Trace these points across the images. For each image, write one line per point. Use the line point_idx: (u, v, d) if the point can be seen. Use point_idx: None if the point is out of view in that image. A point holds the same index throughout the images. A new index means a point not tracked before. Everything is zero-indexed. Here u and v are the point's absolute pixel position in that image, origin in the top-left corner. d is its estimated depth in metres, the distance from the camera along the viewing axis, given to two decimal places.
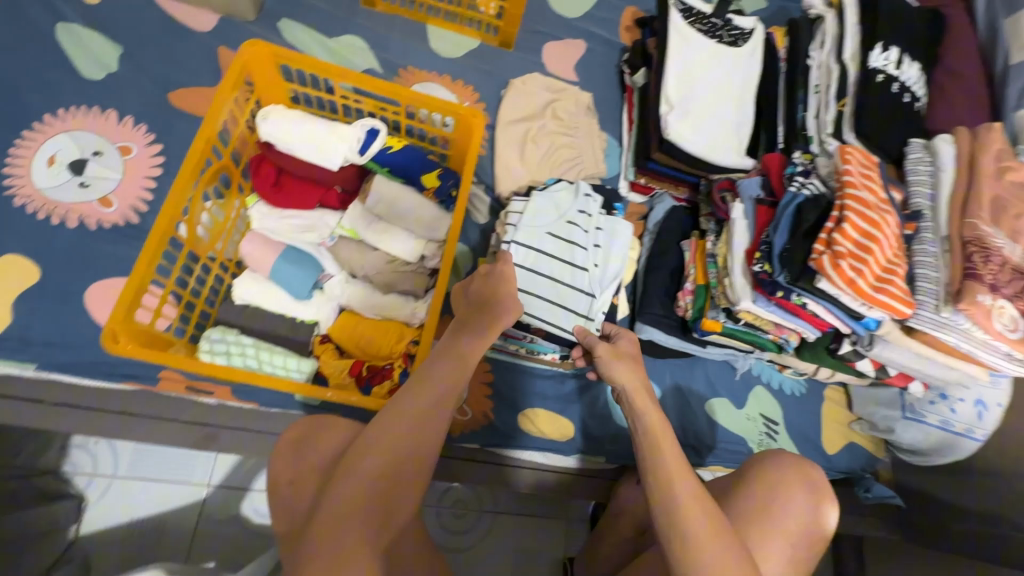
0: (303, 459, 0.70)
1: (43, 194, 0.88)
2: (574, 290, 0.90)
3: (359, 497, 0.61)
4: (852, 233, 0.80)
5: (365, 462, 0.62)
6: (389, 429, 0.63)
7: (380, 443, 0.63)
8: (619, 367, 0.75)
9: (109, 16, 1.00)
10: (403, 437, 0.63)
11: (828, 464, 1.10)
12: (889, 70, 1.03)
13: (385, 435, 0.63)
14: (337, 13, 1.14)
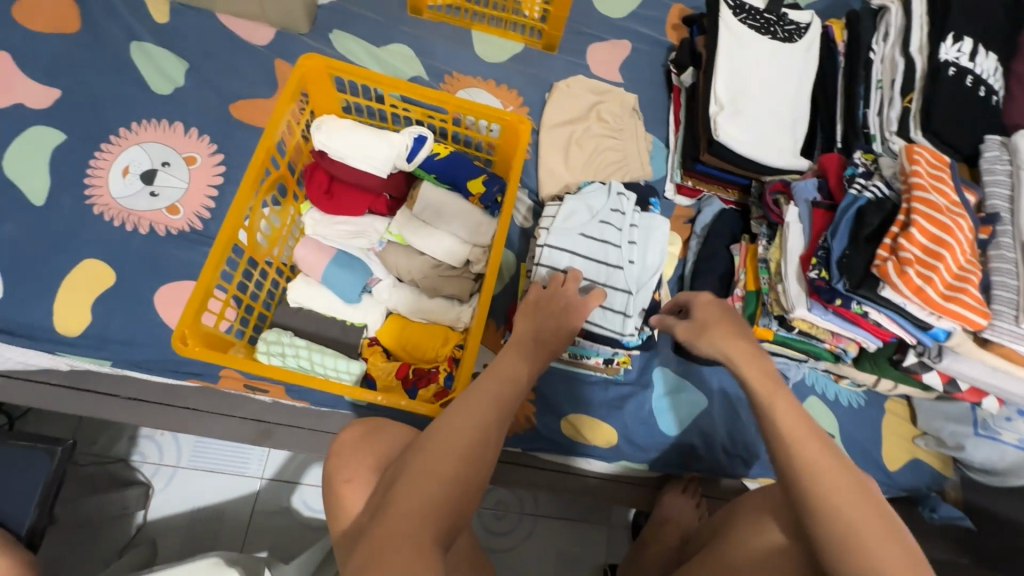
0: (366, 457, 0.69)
1: (118, 202, 0.95)
2: (609, 290, 0.84)
3: (422, 499, 0.54)
4: (920, 238, 0.75)
5: (428, 465, 0.56)
6: (448, 431, 0.58)
7: (439, 444, 0.58)
8: (710, 336, 0.70)
9: (176, 34, 1.06)
10: (462, 438, 0.58)
11: (889, 481, 1.04)
12: (962, 62, 0.96)
13: (445, 436, 0.58)
14: (385, 22, 1.17)
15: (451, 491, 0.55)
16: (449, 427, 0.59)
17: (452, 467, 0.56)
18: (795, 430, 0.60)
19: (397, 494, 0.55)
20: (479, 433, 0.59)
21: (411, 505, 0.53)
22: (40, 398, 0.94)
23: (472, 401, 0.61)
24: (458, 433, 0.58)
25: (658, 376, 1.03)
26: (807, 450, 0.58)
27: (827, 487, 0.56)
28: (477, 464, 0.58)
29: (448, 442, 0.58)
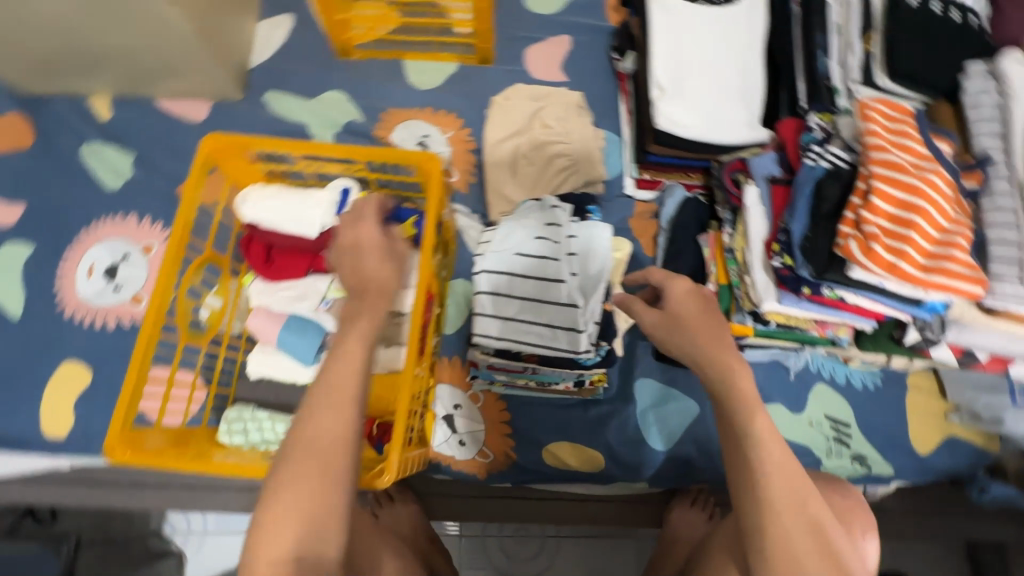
0: None
1: (87, 303, 0.99)
2: (555, 308, 0.77)
3: (290, 519, 0.55)
4: (883, 208, 0.66)
5: (292, 479, 0.57)
6: (300, 438, 0.58)
7: (296, 452, 0.58)
8: (686, 331, 0.65)
9: (120, 127, 1.10)
10: (315, 442, 0.58)
11: (921, 466, 0.93)
12: None
13: (302, 445, 0.58)
14: (315, 71, 1.16)
15: (313, 499, 0.56)
16: (303, 431, 0.59)
17: (312, 472, 0.57)
18: (770, 468, 0.58)
19: (267, 515, 0.56)
20: (332, 435, 0.58)
21: (280, 528, 0.55)
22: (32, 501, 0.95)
23: (324, 400, 0.60)
24: (310, 436, 0.58)
25: (640, 389, 0.96)
26: (778, 492, 0.57)
27: (783, 530, 0.56)
28: (336, 464, 0.58)
29: (303, 450, 0.58)
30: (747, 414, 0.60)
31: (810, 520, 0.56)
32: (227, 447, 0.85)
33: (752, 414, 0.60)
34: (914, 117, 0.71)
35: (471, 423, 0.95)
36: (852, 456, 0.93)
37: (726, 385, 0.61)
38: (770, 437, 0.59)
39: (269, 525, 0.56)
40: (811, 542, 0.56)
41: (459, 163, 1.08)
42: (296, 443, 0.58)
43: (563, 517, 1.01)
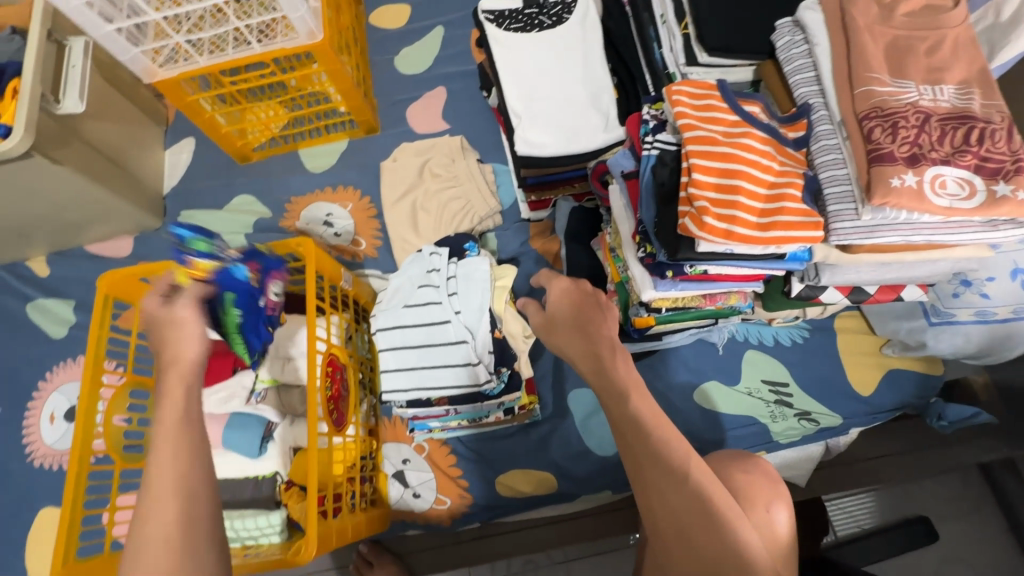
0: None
1: (52, 448, 1.06)
2: (446, 349, 0.81)
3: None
4: (708, 179, 0.68)
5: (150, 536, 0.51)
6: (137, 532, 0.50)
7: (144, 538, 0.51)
8: (564, 337, 0.60)
9: (59, 279, 1.19)
10: (158, 522, 0.51)
11: (871, 408, 0.92)
12: None
13: (148, 530, 0.51)
14: (223, 182, 1.25)
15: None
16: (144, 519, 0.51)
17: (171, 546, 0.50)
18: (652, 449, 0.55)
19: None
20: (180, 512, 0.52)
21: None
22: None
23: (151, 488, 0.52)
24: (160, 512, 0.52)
25: (574, 400, 0.97)
26: (660, 475, 0.55)
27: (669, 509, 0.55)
28: (196, 533, 0.52)
29: (147, 537, 0.51)
30: (625, 401, 0.56)
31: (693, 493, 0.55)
32: None
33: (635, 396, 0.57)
34: (718, 88, 0.73)
35: (421, 473, 0.97)
36: (797, 415, 0.92)
37: (604, 371, 0.57)
38: (652, 416, 0.57)
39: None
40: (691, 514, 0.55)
41: (364, 231, 1.15)
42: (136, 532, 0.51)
43: (545, 541, 1.01)
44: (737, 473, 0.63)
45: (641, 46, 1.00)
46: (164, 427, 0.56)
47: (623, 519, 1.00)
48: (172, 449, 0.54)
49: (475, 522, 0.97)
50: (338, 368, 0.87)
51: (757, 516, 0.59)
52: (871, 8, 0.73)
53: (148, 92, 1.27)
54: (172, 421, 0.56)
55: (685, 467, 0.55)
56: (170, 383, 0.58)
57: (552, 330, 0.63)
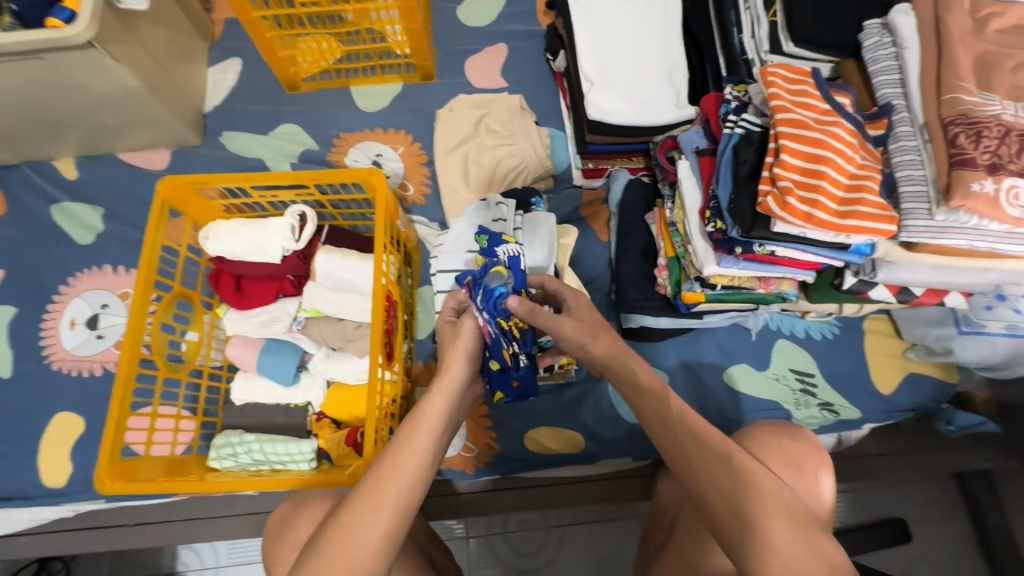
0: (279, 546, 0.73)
1: (72, 354, 1.03)
2: None
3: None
4: (794, 162, 0.70)
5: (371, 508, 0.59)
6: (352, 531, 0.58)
7: (336, 547, 0.57)
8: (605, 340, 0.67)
9: (88, 185, 1.15)
10: (358, 542, 0.57)
11: (888, 406, 0.97)
12: None
13: (341, 543, 0.57)
14: (270, 108, 1.22)
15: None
16: (349, 525, 0.58)
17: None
18: (691, 438, 0.61)
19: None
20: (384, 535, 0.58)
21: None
22: (41, 547, 0.98)
23: (375, 491, 0.60)
24: (360, 534, 0.58)
25: None
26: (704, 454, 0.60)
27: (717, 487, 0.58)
28: (377, 567, 0.57)
29: (343, 546, 0.57)
30: (663, 400, 0.64)
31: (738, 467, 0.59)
32: (217, 470, 0.89)
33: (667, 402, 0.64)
34: (812, 76, 0.77)
35: None
36: (819, 404, 0.96)
37: (630, 380, 0.66)
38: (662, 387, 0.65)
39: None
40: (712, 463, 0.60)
41: (413, 177, 1.14)
42: (343, 536, 0.58)
43: (560, 499, 1.01)
44: (785, 441, 0.67)
45: (718, 29, 1.00)
46: (410, 444, 0.63)
47: (636, 486, 1.02)
48: (406, 466, 0.62)
49: (496, 473, 0.99)
50: (392, 304, 0.88)
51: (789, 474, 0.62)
52: (965, 20, 0.75)
53: (198, 4, 1.22)
54: (423, 441, 0.63)
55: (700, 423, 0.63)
56: (433, 402, 0.66)
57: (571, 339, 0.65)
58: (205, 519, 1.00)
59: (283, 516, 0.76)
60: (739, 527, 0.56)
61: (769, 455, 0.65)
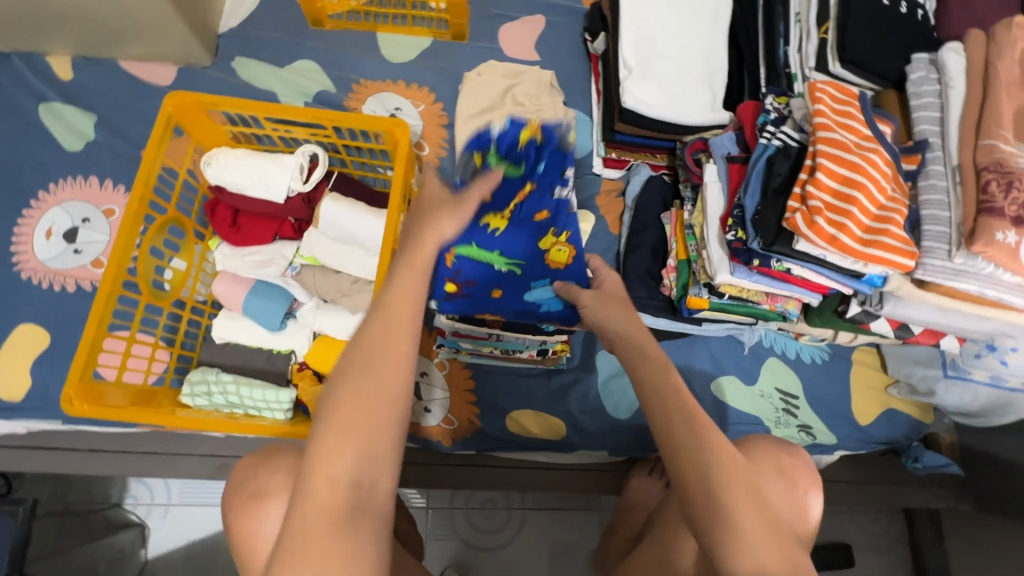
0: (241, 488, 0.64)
1: (45, 265, 0.97)
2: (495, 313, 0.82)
3: (342, 452, 0.48)
4: (828, 182, 0.70)
5: (348, 402, 0.49)
6: (369, 357, 0.51)
7: (357, 374, 0.51)
8: (609, 314, 0.69)
9: (83, 89, 1.07)
10: (377, 366, 0.51)
11: (863, 436, 0.99)
12: None
13: (363, 372, 0.51)
14: (288, 40, 1.15)
15: (373, 437, 0.49)
16: (367, 352, 0.51)
17: (376, 404, 0.50)
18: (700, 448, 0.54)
19: (319, 441, 0.49)
20: (399, 358, 0.51)
21: (333, 452, 0.48)
22: None
23: (386, 316, 0.53)
24: (377, 358, 0.51)
25: (601, 359, 1.01)
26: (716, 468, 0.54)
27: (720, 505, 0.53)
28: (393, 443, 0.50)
29: (365, 372, 0.51)
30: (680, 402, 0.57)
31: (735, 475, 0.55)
32: (189, 407, 0.85)
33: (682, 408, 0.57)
34: (858, 100, 0.77)
35: (437, 391, 0.97)
36: (799, 426, 0.97)
37: (658, 379, 0.59)
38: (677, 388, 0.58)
39: (324, 450, 0.49)
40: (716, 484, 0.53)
41: (430, 137, 1.10)
42: (338, 416, 0.49)
43: (529, 483, 1.01)
44: (783, 456, 0.67)
45: (763, 37, 0.98)
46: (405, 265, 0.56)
47: (604, 480, 1.03)
48: (387, 345, 0.52)
49: (473, 450, 0.97)
50: None
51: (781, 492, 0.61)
52: (1014, 69, 0.75)
53: None
54: (396, 324, 0.53)
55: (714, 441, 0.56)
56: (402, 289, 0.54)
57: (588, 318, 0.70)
58: (166, 454, 0.96)
59: (251, 464, 0.66)
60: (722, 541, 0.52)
61: (765, 468, 0.64)
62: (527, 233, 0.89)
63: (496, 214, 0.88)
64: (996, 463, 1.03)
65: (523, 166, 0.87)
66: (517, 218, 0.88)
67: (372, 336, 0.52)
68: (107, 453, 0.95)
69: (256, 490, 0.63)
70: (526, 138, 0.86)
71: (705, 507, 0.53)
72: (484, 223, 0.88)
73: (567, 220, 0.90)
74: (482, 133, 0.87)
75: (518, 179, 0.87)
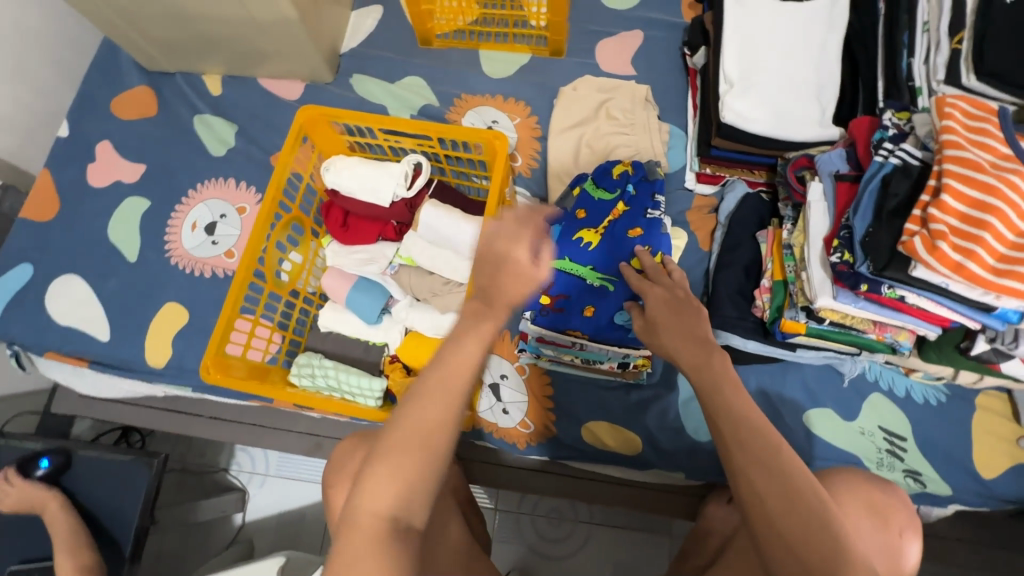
0: (338, 470, 0.74)
1: (189, 253, 1.13)
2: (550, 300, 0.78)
3: (390, 488, 0.51)
4: (955, 206, 0.64)
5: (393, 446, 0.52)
6: (413, 417, 0.53)
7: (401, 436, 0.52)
8: (661, 336, 0.70)
9: (228, 103, 1.24)
10: (423, 431, 0.52)
11: (985, 492, 0.88)
12: None
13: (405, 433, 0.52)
14: (399, 58, 1.25)
15: (414, 479, 0.52)
16: (413, 411, 0.53)
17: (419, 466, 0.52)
18: (760, 468, 0.56)
19: (368, 479, 0.52)
20: (441, 423, 0.53)
21: (375, 493, 0.51)
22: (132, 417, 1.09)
23: (435, 386, 0.53)
24: (425, 421, 0.52)
25: (683, 378, 0.98)
26: (778, 504, 0.55)
27: (781, 539, 0.54)
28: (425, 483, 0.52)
29: (411, 437, 0.52)
30: (751, 425, 0.59)
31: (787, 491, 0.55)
32: (294, 386, 0.95)
33: (736, 431, 0.59)
34: (998, 116, 0.70)
35: (515, 394, 0.99)
36: (905, 471, 0.89)
37: (722, 402, 0.61)
38: (746, 411, 0.60)
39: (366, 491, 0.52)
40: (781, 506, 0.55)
41: (523, 149, 1.14)
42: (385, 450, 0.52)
43: (599, 495, 1.02)
44: (874, 491, 0.63)
45: (884, 48, 0.92)
46: (442, 368, 0.53)
47: (677, 502, 1.00)
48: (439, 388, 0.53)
49: (546, 455, 0.99)
50: (487, 268, 0.90)
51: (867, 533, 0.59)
52: None
53: None
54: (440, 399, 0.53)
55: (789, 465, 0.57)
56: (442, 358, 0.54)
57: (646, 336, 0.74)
58: (272, 427, 1.07)
59: (348, 449, 0.77)
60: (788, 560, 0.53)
61: (849, 502, 0.61)
62: (620, 251, 0.91)
63: (591, 229, 0.94)
64: None
65: (615, 193, 0.95)
66: (611, 235, 0.92)
67: (419, 400, 0.54)
68: (224, 419, 1.08)
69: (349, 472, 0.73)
70: (625, 169, 0.96)
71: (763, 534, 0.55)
72: (580, 238, 0.94)
73: (659, 239, 0.89)
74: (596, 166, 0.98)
75: (608, 202, 0.95)
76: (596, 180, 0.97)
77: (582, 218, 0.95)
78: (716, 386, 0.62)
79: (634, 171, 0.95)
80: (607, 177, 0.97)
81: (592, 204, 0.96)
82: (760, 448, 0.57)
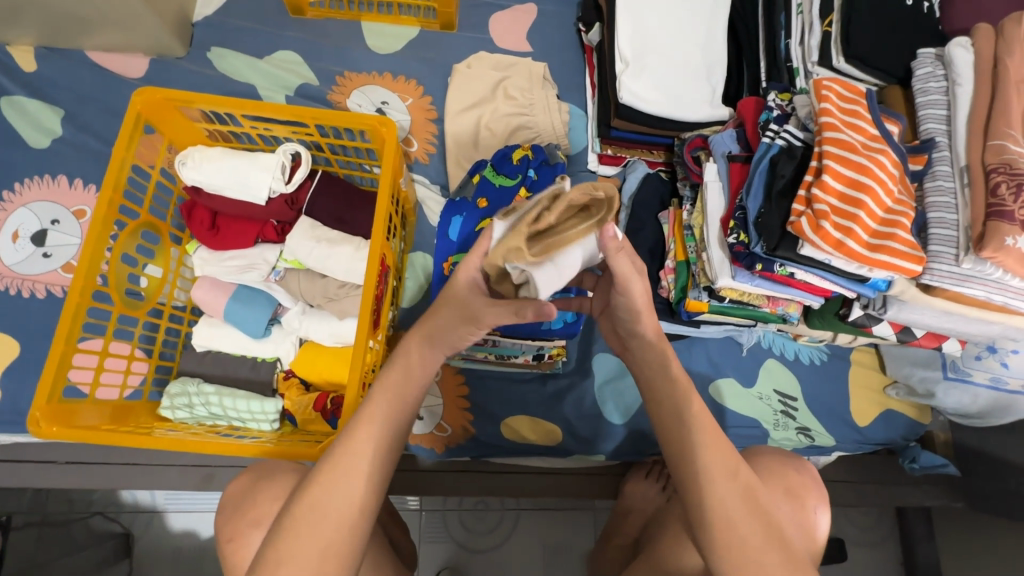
0: (239, 516, 0.66)
1: (11, 270, 0.91)
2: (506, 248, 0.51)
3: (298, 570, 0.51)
4: (835, 185, 0.67)
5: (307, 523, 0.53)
6: (337, 471, 0.56)
7: (306, 523, 0.53)
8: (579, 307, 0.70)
9: (48, 83, 1.01)
10: (338, 507, 0.54)
11: (860, 437, 0.98)
12: None
13: (307, 534, 0.53)
14: (266, 30, 1.09)
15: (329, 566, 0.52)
16: (325, 496, 0.55)
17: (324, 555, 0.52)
18: (716, 463, 0.56)
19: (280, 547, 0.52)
20: (359, 496, 0.56)
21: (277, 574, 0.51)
22: None
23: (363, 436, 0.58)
24: (335, 506, 0.54)
25: (598, 362, 0.99)
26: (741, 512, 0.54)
27: (741, 544, 0.53)
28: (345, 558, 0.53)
29: (324, 510, 0.54)
30: (708, 435, 0.57)
31: (746, 494, 0.55)
32: (169, 421, 0.82)
33: (704, 443, 0.57)
34: (866, 98, 0.75)
35: (429, 397, 0.94)
36: (797, 428, 0.96)
37: (672, 411, 0.59)
38: (702, 418, 0.58)
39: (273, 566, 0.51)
40: (740, 506, 0.54)
41: (419, 132, 1.05)
42: (322, 501, 0.54)
43: (525, 489, 0.98)
44: (790, 472, 0.66)
45: (764, 28, 0.94)
46: (351, 448, 0.57)
47: (600, 484, 1.00)
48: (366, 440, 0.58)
49: (467, 456, 0.95)
50: (385, 269, 0.82)
51: (795, 515, 0.62)
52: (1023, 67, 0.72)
53: None
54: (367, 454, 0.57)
55: (738, 470, 0.56)
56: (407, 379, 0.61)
57: (633, 302, 0.56)
58: (146, 464, 0.91)
59: (245, 487, 0.69)
60: (741, 560, 0.53)
61: (772, 487, 0.63)
62: None
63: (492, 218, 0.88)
64: (987, 461, 1.01)
65: (516, 178, 0.90)
66: None
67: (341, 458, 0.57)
68: (82, 465, 0.90)
69: (257, 518, 0.65)
70: (525, 156, 0.91)
71: (725, 540, 0.53)
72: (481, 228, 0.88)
73: None
74: (495, 151, 0.93)
75: (508, 188, 0.89)
76: (496, 166, 0.92)
77: (481, 207, 0.89)
78: (682, 400, 0.59)
79: (534, 157, 0.91)
80: (508, 163, 0.91)
81: (492, 190, 0.90)
82: (724, 460, 0.56)
